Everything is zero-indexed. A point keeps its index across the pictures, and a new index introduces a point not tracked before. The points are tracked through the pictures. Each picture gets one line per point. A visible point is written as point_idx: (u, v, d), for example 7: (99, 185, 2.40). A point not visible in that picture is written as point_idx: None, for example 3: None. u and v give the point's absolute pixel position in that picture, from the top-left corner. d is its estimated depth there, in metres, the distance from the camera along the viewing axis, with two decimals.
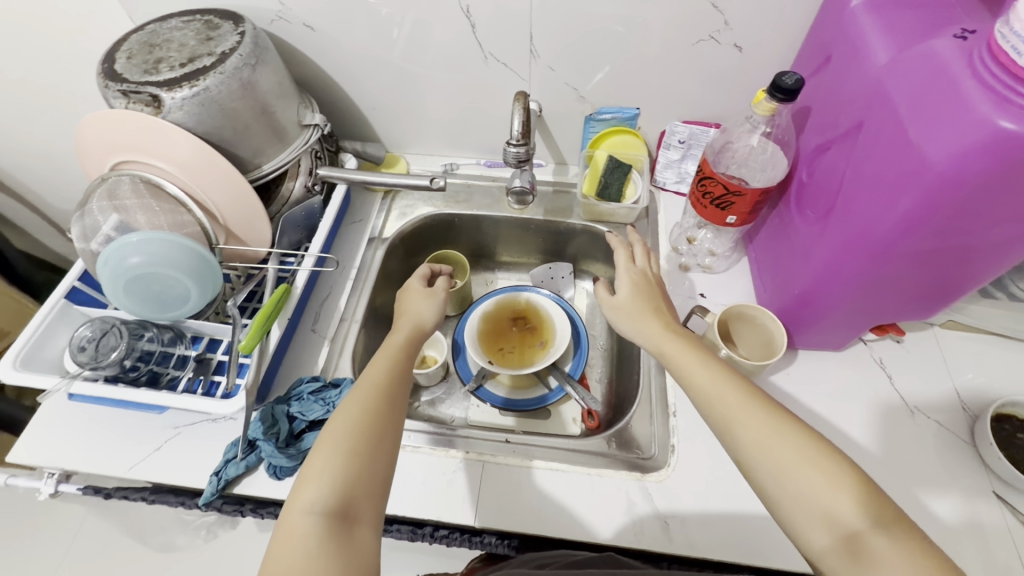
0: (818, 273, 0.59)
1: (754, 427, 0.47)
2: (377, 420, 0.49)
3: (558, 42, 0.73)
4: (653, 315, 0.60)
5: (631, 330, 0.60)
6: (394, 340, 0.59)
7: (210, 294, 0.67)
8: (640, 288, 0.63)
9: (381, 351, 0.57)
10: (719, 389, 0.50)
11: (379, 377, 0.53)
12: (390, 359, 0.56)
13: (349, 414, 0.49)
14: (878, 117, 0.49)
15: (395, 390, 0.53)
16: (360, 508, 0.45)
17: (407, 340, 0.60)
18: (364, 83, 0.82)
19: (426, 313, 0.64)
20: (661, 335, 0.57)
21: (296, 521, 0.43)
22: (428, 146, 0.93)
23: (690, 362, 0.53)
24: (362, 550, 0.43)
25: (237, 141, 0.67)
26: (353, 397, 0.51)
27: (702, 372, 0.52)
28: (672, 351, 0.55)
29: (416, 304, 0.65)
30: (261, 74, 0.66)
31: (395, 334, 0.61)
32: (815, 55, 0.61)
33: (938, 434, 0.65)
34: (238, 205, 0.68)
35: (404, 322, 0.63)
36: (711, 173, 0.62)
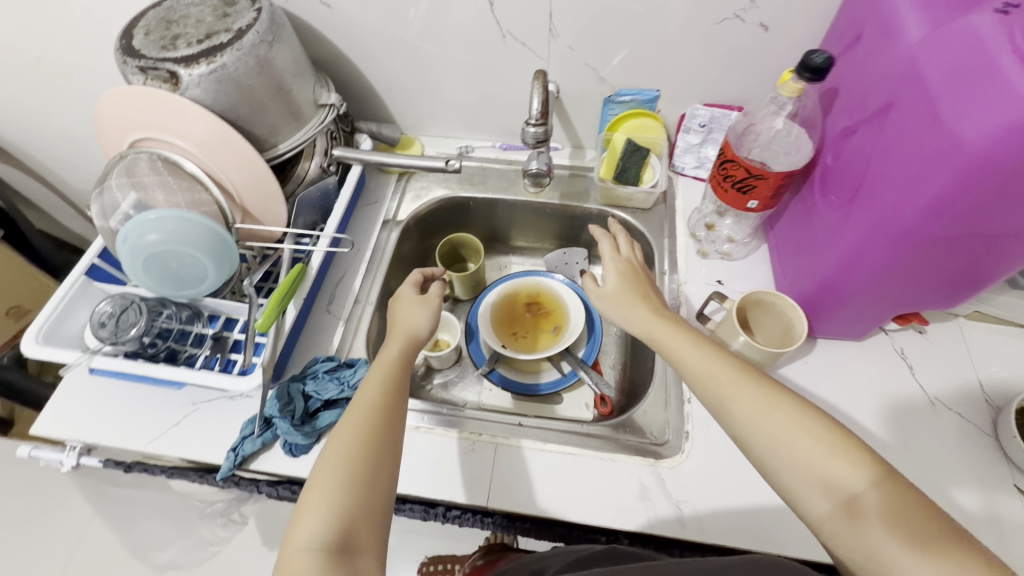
0: (842, 260, 0.58)
1: (746, 399, 0.47)
2: (375, 442, 0.49)
3: (577, 21, 0.71)
4: (646, 303, 0.60)
5: (626, 321, 0.60)
6: (386, 354, 0.59)
7: (227, 274, 0.68)
8: (627, 276, 0.63)
9: (377, 367, 0.57)
10: (711, 367, 0.51)
11: (376, 394, 0.53)
12: (387, 372, 0.56)
13: (348, 438, 0.49)
14: (909, 97, 0.47)
15: (390, 401, 0.53)
16: (360, 531, 0.45)
17: (399, 354, 0.59)
18: (380, 63, 0.82)
19: (417, 325, 0.63)
20: (651, 320, 0.58)
21: (295, 559, 0.42)
22: (443, 128, 0.92)
23: (683, 343, 0.54)
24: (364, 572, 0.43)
25: (253, 119, 0.67)
26: (350, 416, 0.51)
27: (689, 345, 0.54)
28: (666, 330, 0.56)
29: (408, 313, 0.64)
30: (278, 51, 0.65)
31: (389, 347, 0.60)
32: (845, 33, 0.59)
33: (959, 426, 0.63)
34: (255, 184, 0.68)
35: (397, 332, 0.62)
36: (734, 156, 0.61)
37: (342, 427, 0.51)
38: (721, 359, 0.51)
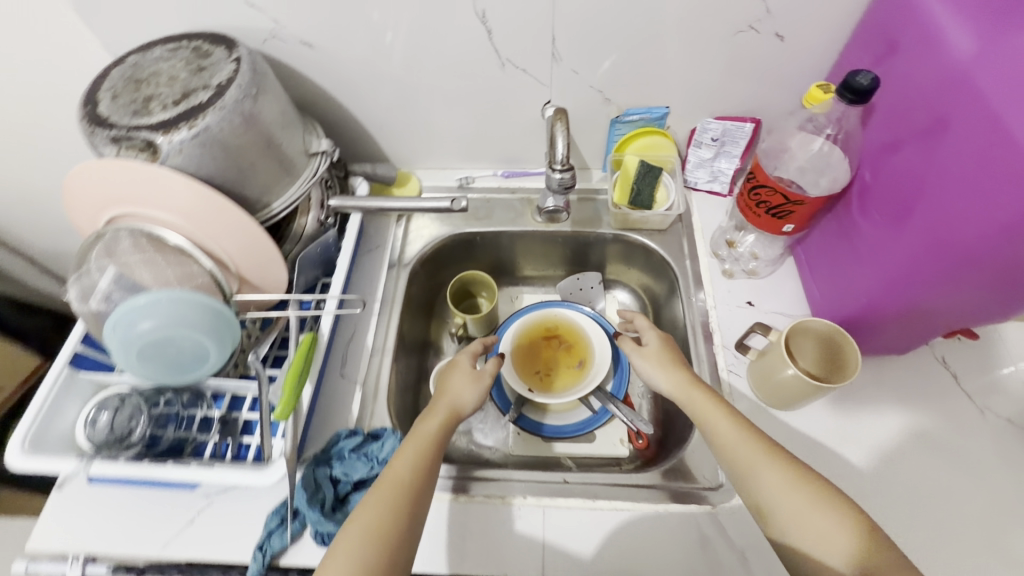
0: (891, 280, 0.55)
1: (770, 473, 0.50)
2: (392, 535, 0.48)
3: (581, 43, 0.66)
4: (679, 364, 0.61)
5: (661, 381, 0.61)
6: (426, 427, 0.57)
7: (230, 351, 0.61)
8: (668, 339, 0.65)
9: (412, 441, 0.55)
10: (734, 439, 0.53)
11: (406, 483, 0.51)
12: (416, 460, 0.53)
13: (360, 535, 0.47)
14: (968, 116, 0.44)
15: (413, 490, 0.51)
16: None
17: (443, 431, 0.57)
18: (369, 100, 0.76)
19: (463, 401, 0.61)
20: (687, 384, 0.58)
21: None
22: (440, 160, 0.87)
23: (713, 411, 0.55)
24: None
25: (243, 180, 0.61)
26: (372, 501, 0.50)
27: (710, 403, 0.56)
28: (692, 390, 0.58)
29: (457, 385, 0.62)
30: (263, 104, 0.59)
31: (433, 418, 0.58)
32: (874, 44, 0.56)
33: (1012, 434, 0.62)
34: (251, 251, 0.62)
35: (440, 406, 0.60)
36: (766, 181, 0.58)
37: (362, 514, 0.49)
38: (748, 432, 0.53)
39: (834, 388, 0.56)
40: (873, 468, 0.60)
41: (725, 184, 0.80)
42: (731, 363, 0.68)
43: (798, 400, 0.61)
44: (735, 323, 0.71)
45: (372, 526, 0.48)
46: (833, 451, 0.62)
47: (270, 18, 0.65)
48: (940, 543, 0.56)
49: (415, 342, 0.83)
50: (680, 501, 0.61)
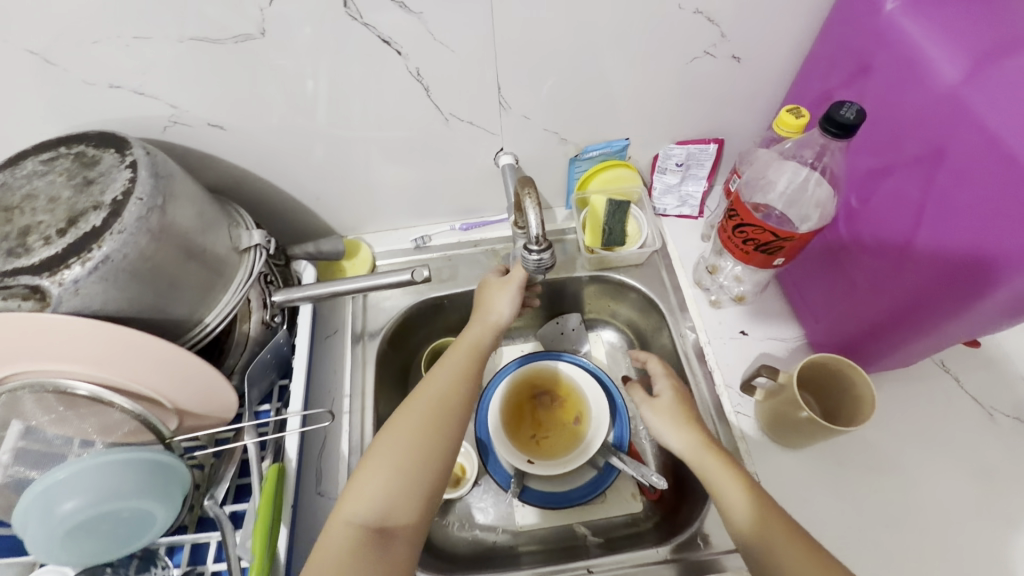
0: (889, 310, 0.52)
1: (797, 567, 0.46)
2: (424, 439, 0.53)
3: (531, 89, 0.61)
4: (694, 425, 0.56)
5: (675, 442, 0.55)
6: (467, 341, 0.61)
7: (179, 501, 0.52)
8: (682, 394, 0.59)
9: (455, 353, 0.60)
10: (756, 527, 0.48)
11: (446, 397, 0.56)
12: (457, 378, 0.57)
13: (403, 432, 0.53)
14: (966, 146, 0.41)
15: (451, 402, 0.56)
16: (397, 521, 0.50)
17: (483, 342, 0.61)
18: (301, 174, 0.67)
19: (499, 315, 0.63)
20: (703, 448, 0.54)
21: (337, 527, 0.49)
22: (389, 222, 0.79)
23: (728, 483, 0.51)
24: (396, 557, 0.49)
25: (164, 303, 0.51)
26: (411, 408, 0.55)
27: (725, 471, 0.52)
28: (708, 456, 0.53)
29: (495, 294, 0.64)
30: (175, 211, 0.50)
31: (473, 331, 0.62)
32: (842, 61, 0.53)
33: (1019, 428, 0.63)
34: (187, 382, 0.52)
35: (480, 320, 0.63)
36: (753, 221, 0.54)
37: (405, 413, 0.55)
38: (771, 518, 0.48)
39: (846, 430, 0.53)
40: (893, 489, 0.60)
41: (695, 207, 0.77)
42: (736, 404, 0.65)
43: (810, 440, 0.58)
44: (733, 357, 0.68)
45: (413, 424, 0.53)
46: (848, 480, 0.61)
47: (167, 104, 0.55)
48: (970, 557, 0.56)
49: None
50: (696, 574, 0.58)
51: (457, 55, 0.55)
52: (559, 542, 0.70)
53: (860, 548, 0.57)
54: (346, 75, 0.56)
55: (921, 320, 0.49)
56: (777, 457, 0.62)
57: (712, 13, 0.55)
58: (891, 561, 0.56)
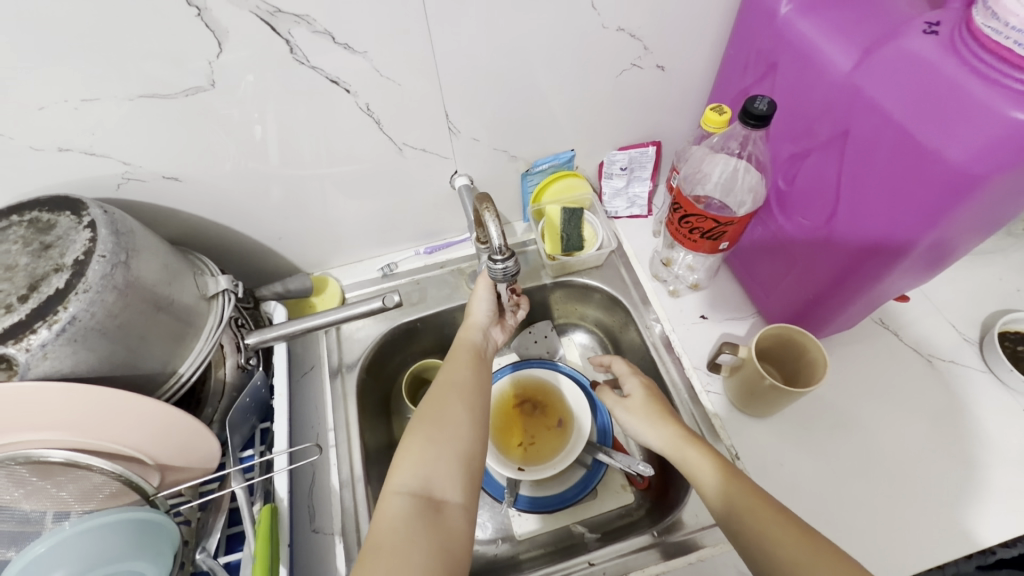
0: (829, 277, 0.57)
1: (772, 534, 0.47)
2: (452, 420, 0.55)
3: (476, 113, 0.64)
4: (669, 419, 0.59)
5: (655, 438, 0.58)
6: (463, 343, 0.64)
7: (167, 555, 0.50)
8: (653, 391, 0.62)
9: (458, 352, 0.63)
10: (733, 501, 0.51)
11: (466, 384, 0.59)
12: (471, 370, 0.61)
13: (433, 413, 0.55)
14: (866, 123, 0.47)
15: (469, 386, 0.59)
16: (445, 494, 0.50)
17: (477, 343, 0.65)
18: (261, 216, 0.68)
19: (483, 316, 0.67)
20: (680, 440, 0.56)
21: (389, 502, 0.49)
22: (354, 254, 0.80)
23: (706, 466, 0.54)
24: (453, 526, 0.48)
25: (137, 358, 0.51)
26: (433, 398, 0.57)
27: (697, 456, 0.55)
28: (680, 444, 0.56)
29: (473, 299, 0.68)
30: (139, 266, 0.50)
31: (466, 334, 0.66)
32: (752, 62, 0.59)
33: (956, 369, 0.69)
34: (165, 436, 0.52)
35: (469, 325, 0.67)
36: (697, 210, 0.58)
37: (430, 402, 0.57)
38: (746, 492, 0.51)
39: (807, 392, 0.57)
40: (857, 443, 0.65)
41: (643, 207, 0.82)
42: (706, 383, 0.69)
43: (779, 406, 0.62)
44: (697, 340, 0.72)
45: (441, 410, 0.56)
46: (815, 439, 0.65)
47: (119, 162, 0.56)
48: (933, 493, 0.61)
49: (385, 455, 0.75)
50: (676, 556, 0.60)
51: (404, 87, 0.58)
52: (558, 543, 0.71)
53: (835, 500, 0.61)
54: (297, 115, 0.58)
55: (857, 281, 0.54)
56: (750, 429, 0.66)
57: (634, 30, 0.60)
58: (866, 509, 0.60)
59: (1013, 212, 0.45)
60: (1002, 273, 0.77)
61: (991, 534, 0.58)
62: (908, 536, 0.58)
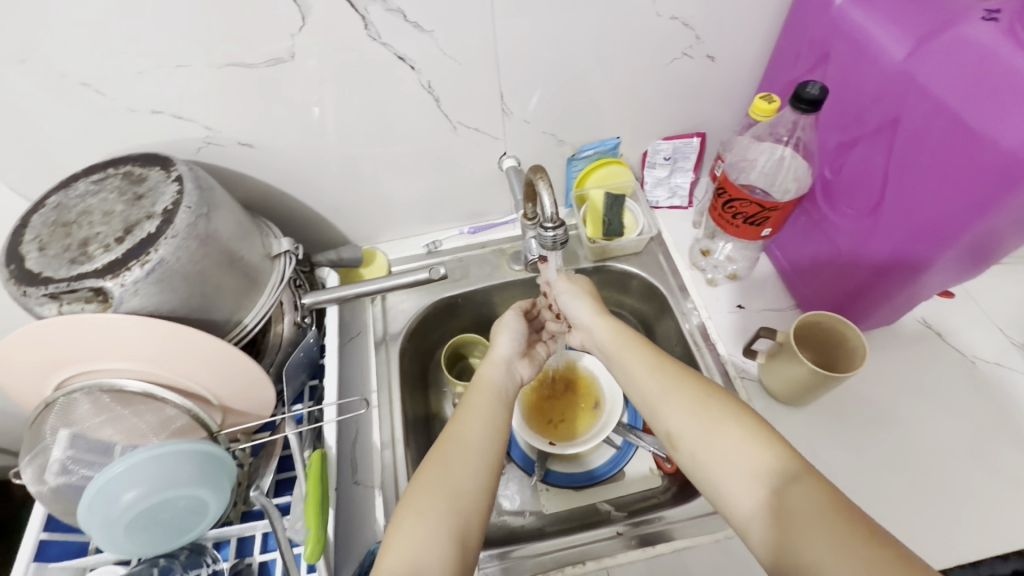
0: (876, 265, 0.57)
1: (818, 535, 0.38)
2: (459, 489, 0.48)
3: (529, 96, 0.67)
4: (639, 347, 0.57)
5: (676, 420, 0.49)
6: (486, 381, 0.59)
7: (229, 492, 0.54)
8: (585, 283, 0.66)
9: (477, 393, 0.57)
10: (699, 428, 0.47)
11: (482, 442, 0.52)
12: (488, 421, 0.54)
13: (429, 480, 0.48)
14: (920, 110, 0.47)
15: (481, 444, 0.52)
16: None
17: (501, 380, 0.60)
18: (320, 186, 0.72)
19: (505, 354, 0.64)
20: (610, 330, 0.59)
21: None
22: (401, 231, 0.84)
23: (671, 398, 0.50)
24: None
25: (209, 304, 0.55)
26: (433, 457, 0.50)
27: (715, 441, 0.46)
28: (699, 429, 0.47)
29: (495, 339, 0.65)
30: (218, 220, 0.55)
31: (489, 371, 0.61)
32: (805, 51, 0.60)
33: (1000, 372, 0.68)
34: (230, 378, 0.56)
35: (492, 361, 0.63)
36: (741, 195, 0.60)
37: (431, 459, 0.50)
38: (765, 465, 0.43)
39: (846, 377, 0.58)
40: (895, 438, 0.64)
41: (684, 198, 0.83)
42: (740, 369, 0.70)
43: (816, 393, 0.62)
44: (733, 330, 0.72)
45: (447, 473, 0.49)
46: (850, 431, 0.65)
47: (201, 126, 0.61)
48: (971, 491, 0.60)
49: (421, 424, 0.78)
50: (647, 545, 0.59)
51: (464, 66, 0.62)
52: (583, 519, 0.72)
53: (869, 490, 0.61)
54: (360, 86, 0.61)
55: (903, 268, 0.54)
56: (785, 417, 0.66)
57: (686, 19, 0.62)
58: (900, 502, 0.60)
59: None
60: None
61: None
62: (944, 530, 0.58)
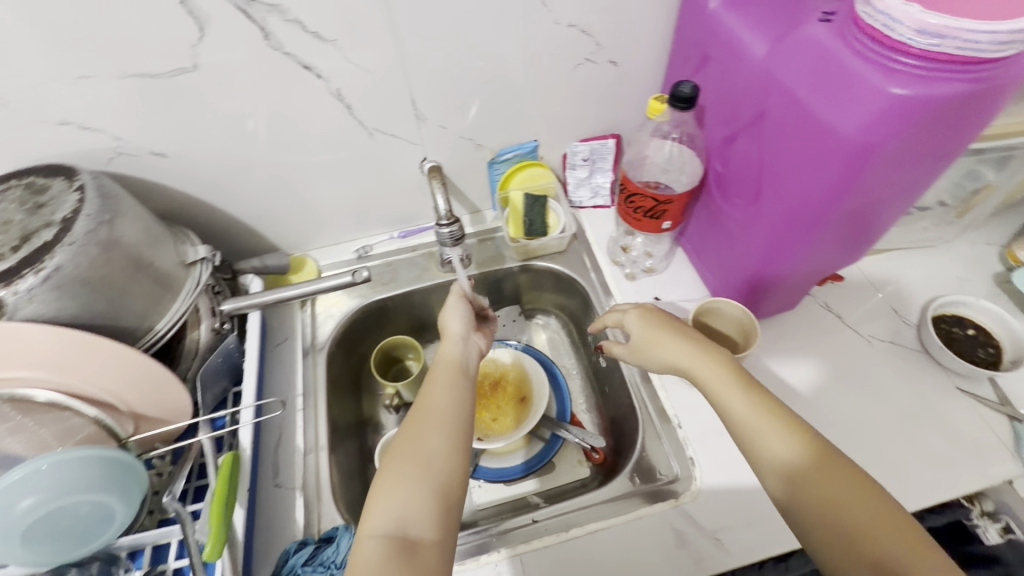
0: (762, 251, 0.61)
1: None
2: (440, 454, 0.50)
3: (441, 102, 0.70)
4: (682, 336, 0.58)
5: (786, 453, 0.48)
6: (445, 358, 0.60)
7: (138, 498, 0.54)
8: (646, 317, 0.61)
9: (438, 370, 0.58)
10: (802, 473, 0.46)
11: (448, 410, 0.53)
12: (452, 391, 0.55)
13: (405, 452, 0.50)
14: (777, 104, 0.50)
15: (445, 413, 0.53)
16: (419, 533, 0.45)
17: (460, 355, 0.60)
18: (242, 194, 0.73)
19: (458, 330, 0.63)
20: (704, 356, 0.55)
21: (361, 549, 0.44)
22: (332, 237, 0.85)
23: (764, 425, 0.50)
24: (428, 569, 0.43)
25: (116, 311, 0.55)
26: (409, 429, 0.52)
27: (790, 451, 0.48)
28: (773, 438, 0.49)
29: (444, 316, 0.65)
30: (122, 228, 0.55)
31: (447, 349, 0.61)
32: (692, 54, 0.63)
33: (895, 351, 0.72)
34: (139, 384, 0.56)
35: (447, 338, 0.62)
36: (637, 190, 0.63)
37: (406, 432, 0.52)
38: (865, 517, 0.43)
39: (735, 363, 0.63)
40: (801, 415, 0.67)
41: (607, 197, 0.86)
42: None
43: None
44: None
45: (416, 444, 0.50)
46: None
47: (110, 137, 0.61)
48: (867, 463, 0.63)
49: (352, 426, 0.79)
50: (654, 501, 0.62)
51: (371, 74, 0.64)
52: (513, 511, 0.74)
53: None
54: (268, 93, 0.63)
55: (786, 251, 0.58)
56: (700, 399, 0.68)
57: (584, 27, 0.66)
58: None
59: (937, 172, 0.50)
60: (947, 262, 0.80)
61: (919, 497, 0.61)
62: None
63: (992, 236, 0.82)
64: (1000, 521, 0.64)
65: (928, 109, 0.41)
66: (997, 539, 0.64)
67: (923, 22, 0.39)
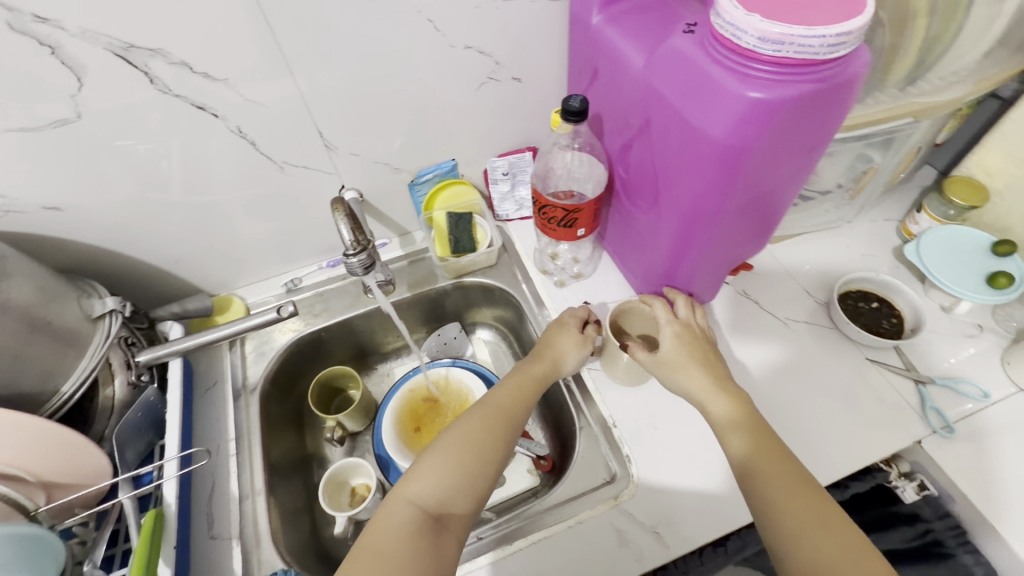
0: (669, 249, 0.63)
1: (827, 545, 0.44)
2: (493, 446, 0.55)
3: (349, 130, 0.70)
4: (705, 367, 0.60)
5: (726, 413, 0.56)
6: (530, 367, 0.64)
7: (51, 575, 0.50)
8: (682, 339, 0.63)
9: (518, 375, 0.63)
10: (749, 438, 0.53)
11: (509, 415, 0.58)
12: (519, 399, 0.60)
13: (465, 438, 0.55)
14: (658, 112, 0.52)
15: (509, 416, 0.58)
16: (452, 516, 0.50)
17: (543, 373, 0.64)
18: (152, 240, 0.71)
19: (566, 355, 0.66)
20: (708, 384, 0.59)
21: (399, 505, 0.50)
22: (258, 273, 0.84)
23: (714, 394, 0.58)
24: (447, 549, 0.48)
25: (13, 376, 0.53)
26: (474, 415, 0.57)
27: (728, 410, 0.56)
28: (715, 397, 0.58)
29: (565, 336, 0.68)
30: (11, 289, 0.53)
31: (539, 364, 0.65)
32: (583, 68, 0.66)
33: (811, 330, 0.76)
34: (45, 450, 0.54)
35: (552, 350, 0.66)
36: (548, 201, 0.65)
37: (469, 419, 0.57)
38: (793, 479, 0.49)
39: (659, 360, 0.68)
40: None
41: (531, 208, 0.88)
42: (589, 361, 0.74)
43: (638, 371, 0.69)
44: None
45: (479, 436, 0.55)
46: None
47: None
48: (790, 440, 0.66)
49: (294, 463, 0.77)
50: (604, 494, 0.64)
51: (271, 110, 0.64)
52: None
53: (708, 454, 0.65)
54: (172, 126, 0.60)
55: (691, 248, 0.61)
56: (631, 398, 0.70)
57: (481, 47, 0.68)
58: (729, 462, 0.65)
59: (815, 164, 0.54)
60: (850, 242, 0.85)
61: (837, 467, 0.64)
62: None
63: (888, 212, 0.88)
64: (917, 480, 0.68)
65: (784, 110, 0.44)
66: (915, 497, 0.68)
67: (764, 31, 0.42)
